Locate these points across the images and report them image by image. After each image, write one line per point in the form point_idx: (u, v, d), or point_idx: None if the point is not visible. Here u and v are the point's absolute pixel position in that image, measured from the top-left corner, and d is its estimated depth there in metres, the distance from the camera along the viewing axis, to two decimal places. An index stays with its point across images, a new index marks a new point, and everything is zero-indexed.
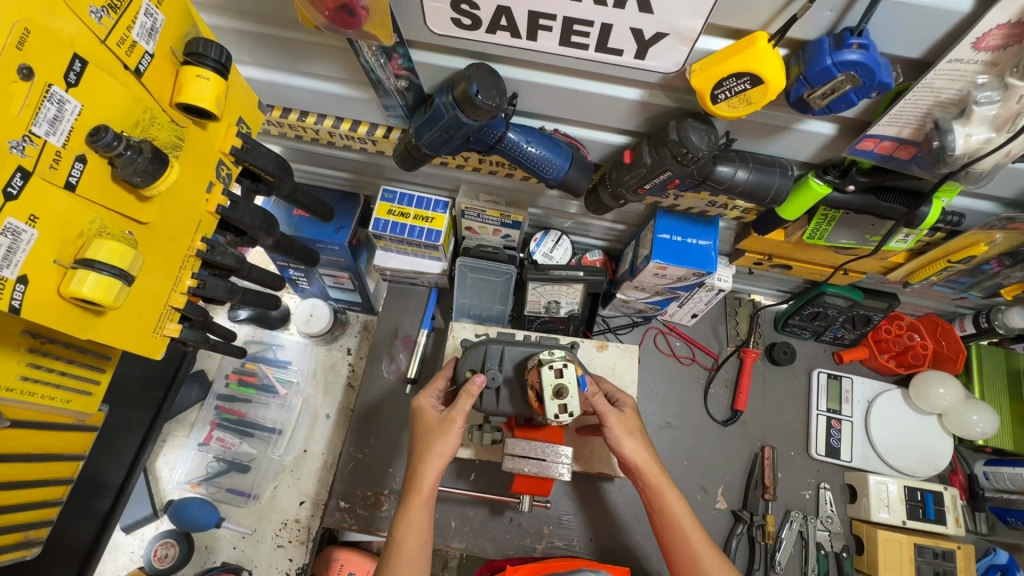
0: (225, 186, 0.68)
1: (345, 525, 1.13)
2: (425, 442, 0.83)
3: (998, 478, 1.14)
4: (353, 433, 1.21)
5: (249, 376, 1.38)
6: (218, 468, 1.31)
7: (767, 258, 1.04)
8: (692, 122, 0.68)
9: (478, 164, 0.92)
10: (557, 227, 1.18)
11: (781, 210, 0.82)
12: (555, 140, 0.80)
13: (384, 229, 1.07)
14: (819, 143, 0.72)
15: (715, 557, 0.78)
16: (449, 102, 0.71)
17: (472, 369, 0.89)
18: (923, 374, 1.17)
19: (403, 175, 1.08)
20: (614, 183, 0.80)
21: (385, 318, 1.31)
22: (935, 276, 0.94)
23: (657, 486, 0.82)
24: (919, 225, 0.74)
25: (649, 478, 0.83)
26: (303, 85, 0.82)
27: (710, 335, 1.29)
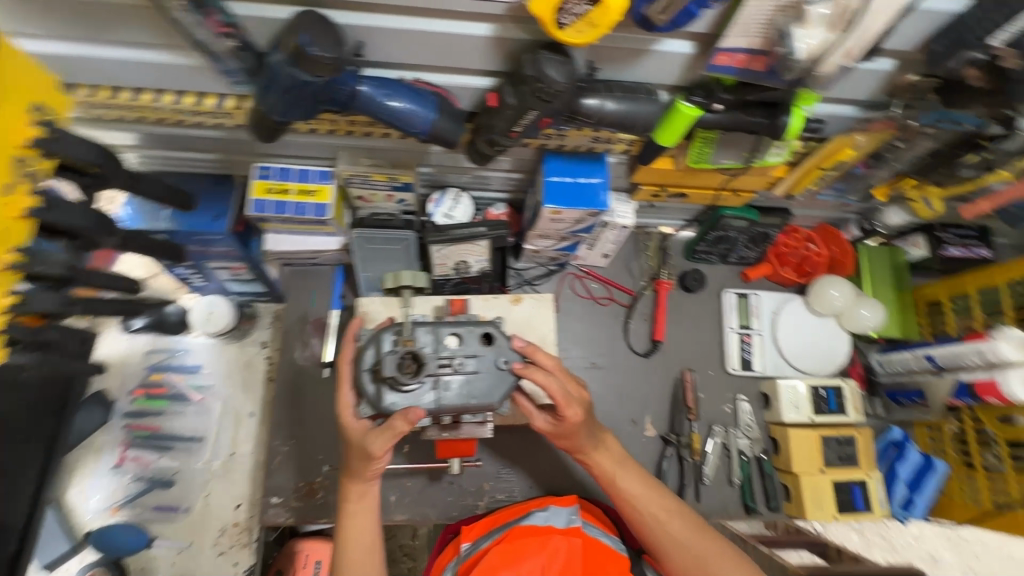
0: (36, 184, 0.60)
1: (282, 519, 1.10)
2: (348, 471, 0.80)
3: (889, 363, 1.25)
4: (276, 427, 1.15)
5: (157, 388, 1.28)
6: (139, 488, 1.23)
7: (662, 188, 1.04)
8: (546, 54, 0.65)
9: (349, 126, 0.86)
10: (454, 183, 1.14)
11: (659, 136, 0.79)
12: (418, 91, 0.74)
13: (264, 211, 1.00)
14: (682, 63, 0.70)
15: (644, 491, 0.85)
16: (284, 59, 0.64)
17: (371, 373, 0.72)
18: (818, 281, 1.25)
19: (276, 149, 0.99)
20: (486, 130, 0.77)
21: (292, 304, 1.24)
22: (814, 185, 0.98)
23: (587, 455, 0.86)
24: (782, 136, 0.75)
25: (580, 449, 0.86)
26: (119, 57, 0.72)
27: (625, 273, 1.31)
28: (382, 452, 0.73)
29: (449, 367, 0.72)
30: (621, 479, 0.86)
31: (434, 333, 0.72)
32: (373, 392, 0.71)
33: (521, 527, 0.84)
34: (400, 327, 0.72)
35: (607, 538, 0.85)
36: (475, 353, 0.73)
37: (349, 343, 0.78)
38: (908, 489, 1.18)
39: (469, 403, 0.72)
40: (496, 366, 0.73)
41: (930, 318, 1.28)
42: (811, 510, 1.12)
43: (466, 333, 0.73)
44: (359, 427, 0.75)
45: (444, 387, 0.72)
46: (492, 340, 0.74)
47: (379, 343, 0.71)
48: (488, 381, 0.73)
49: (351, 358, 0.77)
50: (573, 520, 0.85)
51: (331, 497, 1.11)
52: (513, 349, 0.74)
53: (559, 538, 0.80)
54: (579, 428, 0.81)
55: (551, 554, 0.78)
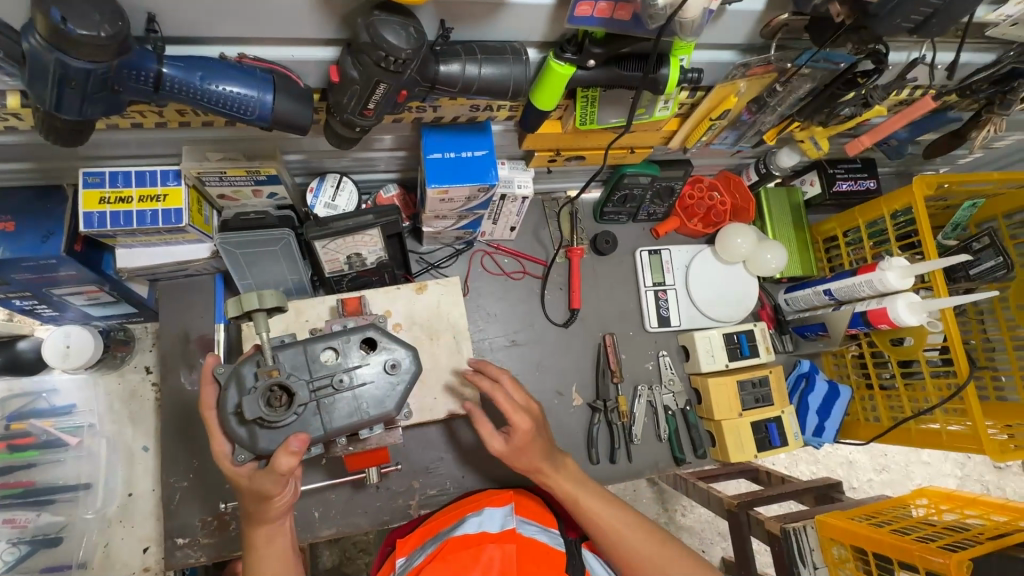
0: None
1: (192, 560, 1.00)
2: (249, 515, 0.67)
3: (795, 301, 1.29)
4: (170, 462, 1.03)
5: (20, 439, 1.11)
6: (19, 553, 1.07)
7: (556, 153, 0.98)
8: (381, 15, 0.55)
9: (179, 117, 0.72)
10: (334, 168, 1.02)
11: (536, 100, 0.73)
12: (244, 69, 0.62)
13: (102, 225, 0.85)
14: (544, 17, 0.63)
15: (609, 510, 0.80)
16: (43, 42, 0.51)
17: (238, 415, 0.62)
18: (723, 230, 1.25)
19: (103, 150, 0.84)
20: (338, 110, 0.67)
21: (169, 323, 1.09)
22: (706, 136, 0.96)
23: (546, 474, 0.81)
24: (663, 90, 0.70)
25: (536, 470, 0.80)
26: None
27: (536, 243, 1.26)
28: (279, 489, 0.62)
29: (329, 386, 0.64)
30: (584, 498, 0.80)
31: (304, 354, 0.64)
32: (245, 435, 0.62)
33: (455, 541, 0.70)
34: (260, 357, 0.63)
35: (546, 538, 0.73)
36: (357, 363, 0.66)
37: (208, 385, 0.66)
38: (818, 416, 1.25)
39: (360, 418, 0.64)
40: (385, 371, 0.66)
41: (827, 252, 1.33)
42: (734, 453, 1.16)
43: (342, 344, 0.66)
44: (243, 471, 0.63)
45: (329, 409, 0.64)
46: (375, 345, 0.67)
47: (240, 376, 0.63)
48: (379, 390, 0.66)
49: (215, 402, 0.65)
50: (508, 523, 0.74)
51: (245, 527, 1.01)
52: (400, 347, 0.67)
53: (495, 546, 0.66)
54: (530, 441, 0.79)
55: (487, 565, 0.64)
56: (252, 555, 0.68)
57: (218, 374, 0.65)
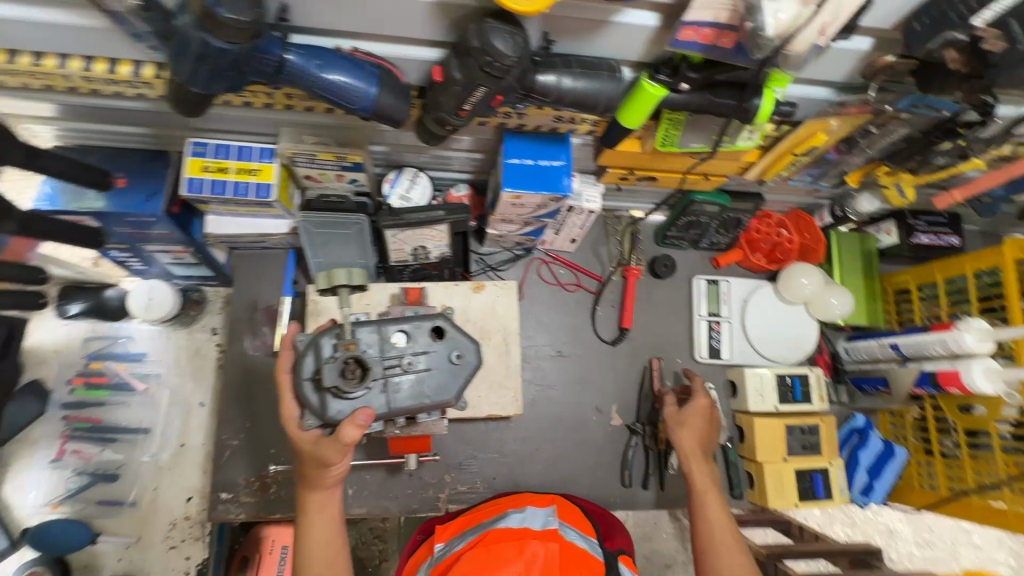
0: None
1: (232, 515, 1.05)
2: (303, 479, 0.72)
3: (856, 351, 1.24)
4: (225, 419, 1.09)
5: (96, 377, 1.20)
6: (81, 483, 1.17)
7: (629, 171, 0.99)
8: (494, 23, 0.58)
9: (286, 100, 0.78)
10: (412, 162, 1.07)
11: (622, 118, 0.74)
12: (355, 61, 0.67)
13: (201, 190, 0.92)
14: (645, 38, 0.64)
15: (721, 512, 0.88)
16: (192, 22, 0.56)
17: (312, 381, 0.67)
18: (788, 268, 1.22)
19: (211, 123, 0.91)
20: (434, 108, 0.70)
21: (241, 290, 1.17)
22: (786, 171, 0.94)
23: (694, 459, 0.96)
24: (753, 119, 0.70)
25: (691, 448, 0.98)
26: (8, 15, 0.63)
27: (593, 258, 1.26)
28: (338, 457, 0.68)
29: (397, 366, 0.68)
30: (710, 495, 0.91)
31: (378, 333, 0.68)
32: (317, 402, 0.66)
33: (497, 533, 0.76)
34: (340, 330, 0.67)
35: (586, 544, 0.78)
36: (425, 348, 0.70)
37: (286, 351, 0.72)
38: (868, 474, 1.19)
39: (421, 402, 0.68)
40: (447, 361, 0.70)
41: (897, 305, 1.26)
42: (773, 498, 1.12)
43: (413, 329, 0.70)
44: (308, 436, 0.68)
45: (394, 389, 0.68)
46: (442, 335, 0.71)
47: (317, 347, 0.67)
48: (442, 377, 0.70)
49: (291, 366, 0.71)
50: (550, 523, 0.78)
51: (284, 492, 1.06)
52: (463, 340, 0.71)
53: (537, 543, 0.71)
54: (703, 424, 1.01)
55: (530, 559, 0.69)
56: (302, 517, 0.73)
57: (297, 342, 0.70)
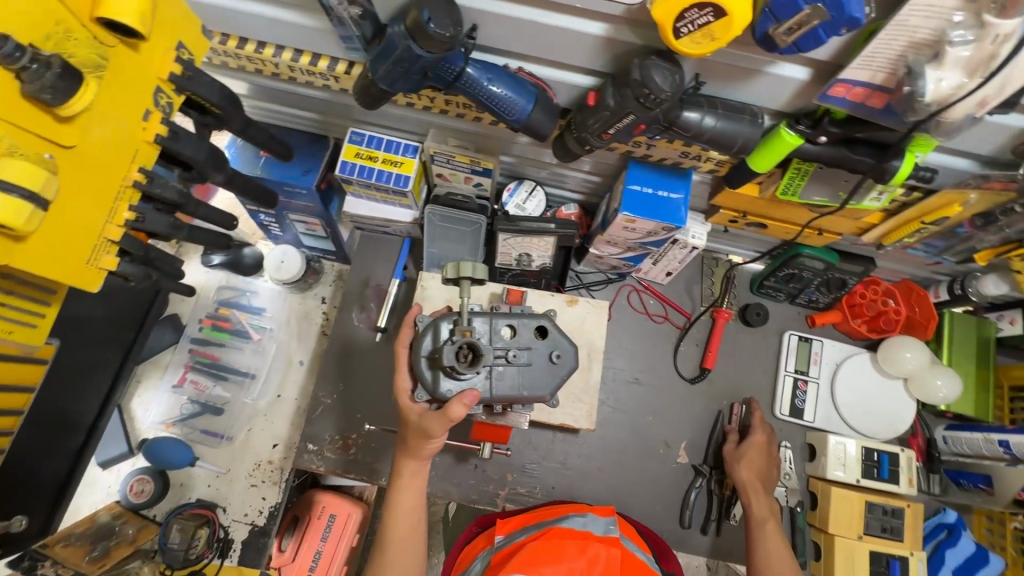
0: (166, 115, 0.64)
1: (313, 467, 1.14)
2: (403, 448, 0.82)
3: (955, 442, 1.16)
4: (324, 378, 1.20)
5: (223, 321, 1.37)
6: (192, 410, 1.32)
7: (741, 215, 1.01)
8: (656, 60, 0.64)
9: (445, 105, 0.89)
10: (531, 176, 1.15)
11: (752, 162, 0.78)
12: (519, 79, 0.76)
13: (351, 173, 1.02)
14: (792, 89, 0.68)
15: (778, 547, 0.96)
16: (403, 32, 0.67)
17: (427, 359, 0.73)
18: (892, 339, 1.17)
19: (372, 117, 1.04)
20: (578, 128, 0.77)
21: (357, 266, 1.29)
22: (909, 238, 0.93)
23: (754, 492, 1.04)
24: (888, 180, 0.72)
25: (751, 482, 1.04)
26: (255, 11, 0.78)
27: (684, 295, 1.28)
28: (440, 431, 0.75)
29: (503, 357, 0.73)
30: (768, 526, 0.99)
31: (490, 324, 0.74)
32: (429, 378, 0.72)
33: (559, 530, 0.84)
34: (458, 317, 0.73)
35: (642, 555, 0.85)
36: (529, 344, 0.75)
37: (407, 329, 0.81)
38: None
39: (520, 393, 0.73)
40: (548, 359, 0.75)
41: (1011, 403, 1.17)
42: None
43: (521, 325, 0.75)
44: (416, 408, 0.77)
45: (498, 378, 0.73)
46: (545, 334, 0.76)
47: (436, 330, 0.73)
48: (540, 374, 0.74)
49: (409, 343, 0.80)
50: (610, 532, 0.86)
51: (362, 456, 1.15)
52: (565, 343, 0.76)
53: (599, 544, 0.79)
54: (760, 459, 1.08)
55: (592, 558, 0.76)
56: (398, 479, 0.84)
57: (418, 322, 0.78)
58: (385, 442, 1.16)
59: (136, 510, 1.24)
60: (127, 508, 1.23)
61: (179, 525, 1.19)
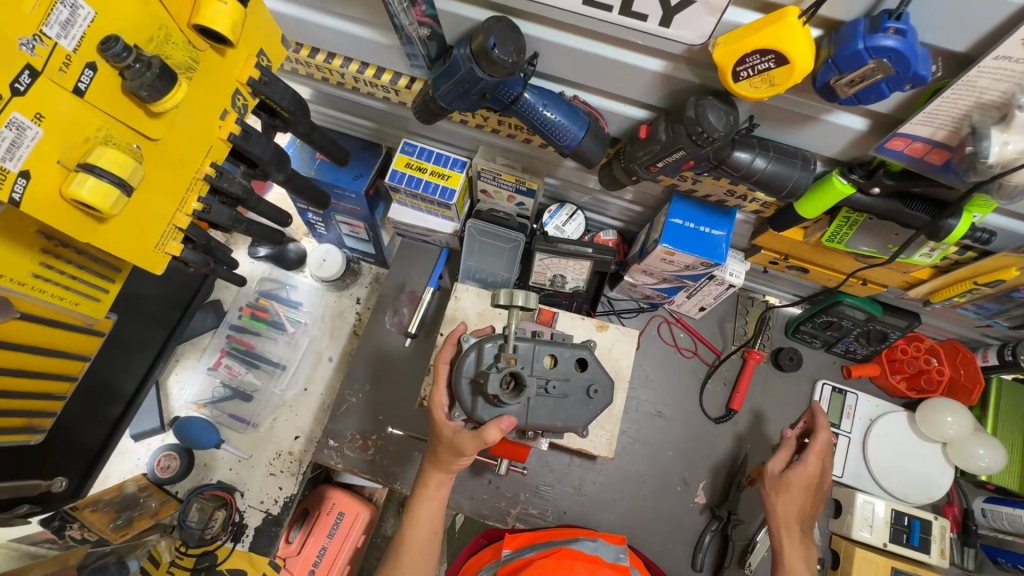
0: (241, 116, 0.69)
1: (332, 463, 1.16)
2: (431, 461, 0.85)
3: (995, 516, 1.10)
4: (352, 377, 1.23)
5: (261, 311, 1.42)
6: (223, 394, 1.36)
7: (783, 257, 1.00)
8: (712, 100, 0.65)
9: (497, 125, 0.92)
10: (573, 200, 1.17)
11: (799, 207, 0.78)
12: (573, 107, 0.78)
13: (400, 181, 1.05)
14: (847, 139, 0.68)
15: None
16: (467, 55, 0.69)
17: (469, 380, 0.74)
18: (933, 401, 1.12)
19: (425, 130, 1.07)
20: (627, 159, 0.78)
21: (394, 271, 1.33)
22: (960, 298, 0.90)
23: (788, 532, 0.92)
24: (943, 238, 0.71)
25: (787, 522, 0.92)
26: (330, 25, 0.83)
27: (716, 331, 1.26)
28: (472, 451, 0.76)
29: (542, 387, 0.74)
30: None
31: (533, 351, 0.73)
32: (468, 400, 0.74)
33: (569, 552, 0.83)
34: (503, 342, 0.73)
35: None
36: (568, 376, 0.75)
37: (449, 346, 0.82)
38: None
39: (554, 424, 0.74)
40: (584, 393, 0.75)
41: None
42: None
43: (563, 355, 0.74)
44: (452, 426, 0.78)
45: (535, 408, 0.74)
46: (586, 367, 0.75)
47: (481, 352, 0.74)
48: (576, 407, 0.75)
49: (449, 359, 0.81)
50: (620, 560, 0.88)
51: (379, 457, 1.16)
52: (603, 377, 0.75)
53: (609, 570, 0.79)
54: (802, 492, 0.93)
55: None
56: (422, 489, 0.87)
57: (460, 341, 0.79)
58: (403, 446, 1.17)
59: (161, 484, 1.28)
60: (152, 482, 1.27)
61: (198, 504, 1.23)
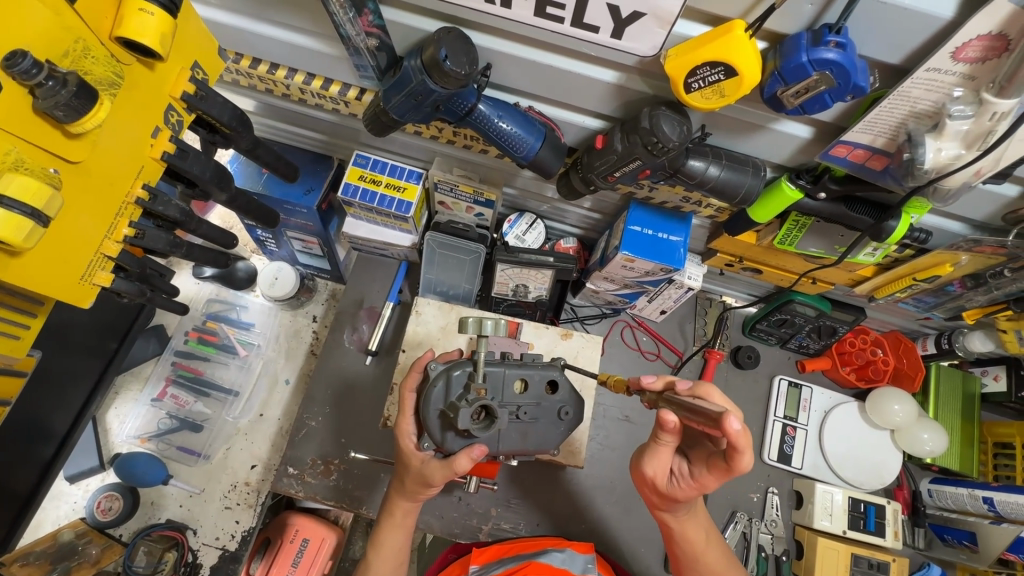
0: (175, 133, 0.64)
1: (291, 491, 1.10)
2: (398, 487, 0.81)
3: (940, 496, 1.16)
4: (311, 400, 1.18)
5: (209, 335, 1.33)
6: (170, 426, 1.27)
7: (738, 260, 1.03)
8: (665, 110, 0.66)
9: (452, 136, 0.90)
10: (532, 209, 1.17)
11: (752, 212, 0.80)
12: (528, 117, 0.77)
13: (353, 195, 1.01)
14: (794, 146, 0.70)
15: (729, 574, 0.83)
16: (419, 66, 0.67)
17: (439, 411, 0.70)
18: (880, 390, 1.18)
19: (378, 141, 1.04)
20: (585, 169, 0.78)
21: (351, 287, 1.28)
22: (901, 293, 0.95)
23: (674, 517, 0.80)
24: (885, 239, 0.74)
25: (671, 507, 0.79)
26: (273, 35, 0.79)
27: (677, 333, 1.28)
28: (441, 480, 0.75)
29: (514, 413, 0.73)
30: (706, 554, 0.82)
31: (503, 378, 0.71)
32: (437, 433, 0.71)
33: (538, 565, 0.85)
34: (472, 370, 0.70)
35: None
36: (539, 400, 0.73)
37: (416, 372, 0.77)
38: None
39: (526, 446, 0.75)
40: (556, 415, 0.74)
41: (994, 459, 1.18)
42: None
43: (533, 378, 0.73)
44: (420, 454, 0.75)
45: (506, 435, 0.74)
46: (557, 388, 0.74)
47: (448, 380, 0.70)
48: (547, 428, 0.75)
49: (416, 387, 0.77)
50: (588, 571, 0.88)
51: (342, 481, 1.11)
52: (573, 398, 0.75)
53: None
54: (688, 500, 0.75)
55: None
56: (389, 517, 0.83)
57: (427, 367, 0.73)
58: (368, 469, 1.12)
59: (102, 528, 1.18)
60: (91, 526, 1.17)
61: (146, 547, 1.13)
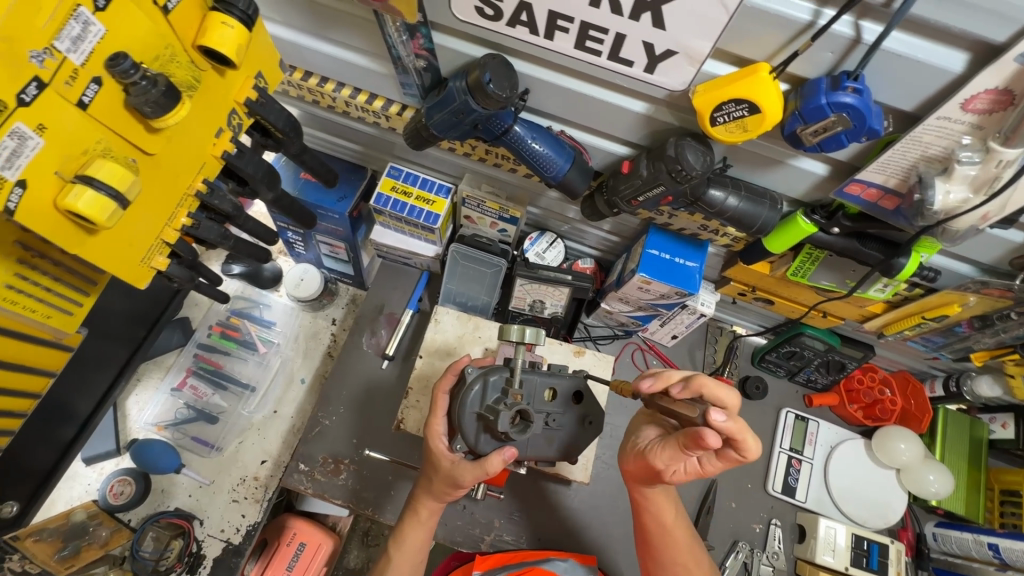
0: (235, 134, 0.69)
1: (300, 487, 1.12)
2: (421, 483, 0.84)
3: (946, 540, 1.16)
4: (326, 399, 1.21)
5: (232, 330, 1.38)
6: (187, 415, 1.31)
7: (750, 289, 1.06)
8: (691, 141, 0.71)
9: (485, 154, 0.95)
10: (553, 229, 1.21)
11: (767, 242, 0.84)
12: (559, 141, 0.82)
13: (384, 205, 1.07)
14: (811, 182, 0.74)
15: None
16: (463, 87, 0.72)
17: (477, 414, 0.72)
18: (887, 428, 1.19)
19: (412, 156, 1.10)
20: (610, 192, 0.82)
21: (373, 293, 1.32)
22: (910, 331, 0.97)
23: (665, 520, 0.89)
24: (895, 275, 0.78)
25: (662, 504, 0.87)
26: (327, 52, 0.85)
27: (686, 359, 1.31)
28: (470, 482, 0.77)
29: (544, 419, 0.76)
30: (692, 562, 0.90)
31: (534, 385, 0.75)
32: (472, 435, 0.73)
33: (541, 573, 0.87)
34: (509, 374, 0.74)
35: None
36: (565, 409, 0.77)
37: (451, 375, 0.81)
38: None
39: (550, 452, 0.78)
40: (579, 422, 0.78)
41: (1001, 506, 1.17)
42: None
43: (561, 387, 0.76)
44: (451, 455, 0.77)
45: (533, 439, 0.77)
46: (582, 400, 0.77)
47: (485, 385, 0.72)
48: (569, 436, 0.78)
49: (449, 389, 0.80)
50: None
51: (351, 481, 1.13)
52: (596, 408, 0.79)
53: None
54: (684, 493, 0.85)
55: None
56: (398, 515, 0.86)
57: (465, 371, 0.76)
58: (377, 471, 1.14)
59: (112, 512, 1.20)
60: (102, 509, 1.19)
61: (154, 533, 1.17)
